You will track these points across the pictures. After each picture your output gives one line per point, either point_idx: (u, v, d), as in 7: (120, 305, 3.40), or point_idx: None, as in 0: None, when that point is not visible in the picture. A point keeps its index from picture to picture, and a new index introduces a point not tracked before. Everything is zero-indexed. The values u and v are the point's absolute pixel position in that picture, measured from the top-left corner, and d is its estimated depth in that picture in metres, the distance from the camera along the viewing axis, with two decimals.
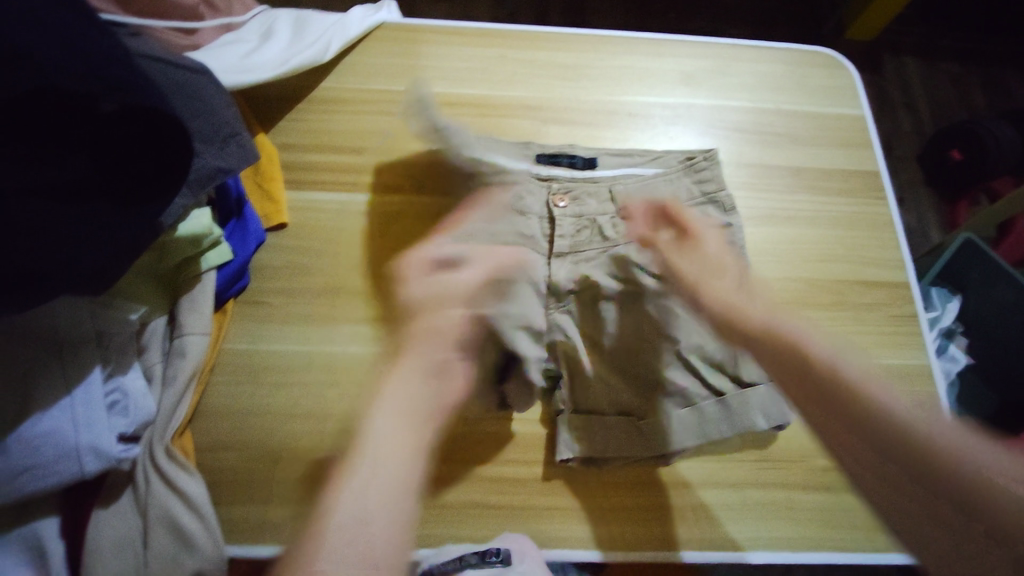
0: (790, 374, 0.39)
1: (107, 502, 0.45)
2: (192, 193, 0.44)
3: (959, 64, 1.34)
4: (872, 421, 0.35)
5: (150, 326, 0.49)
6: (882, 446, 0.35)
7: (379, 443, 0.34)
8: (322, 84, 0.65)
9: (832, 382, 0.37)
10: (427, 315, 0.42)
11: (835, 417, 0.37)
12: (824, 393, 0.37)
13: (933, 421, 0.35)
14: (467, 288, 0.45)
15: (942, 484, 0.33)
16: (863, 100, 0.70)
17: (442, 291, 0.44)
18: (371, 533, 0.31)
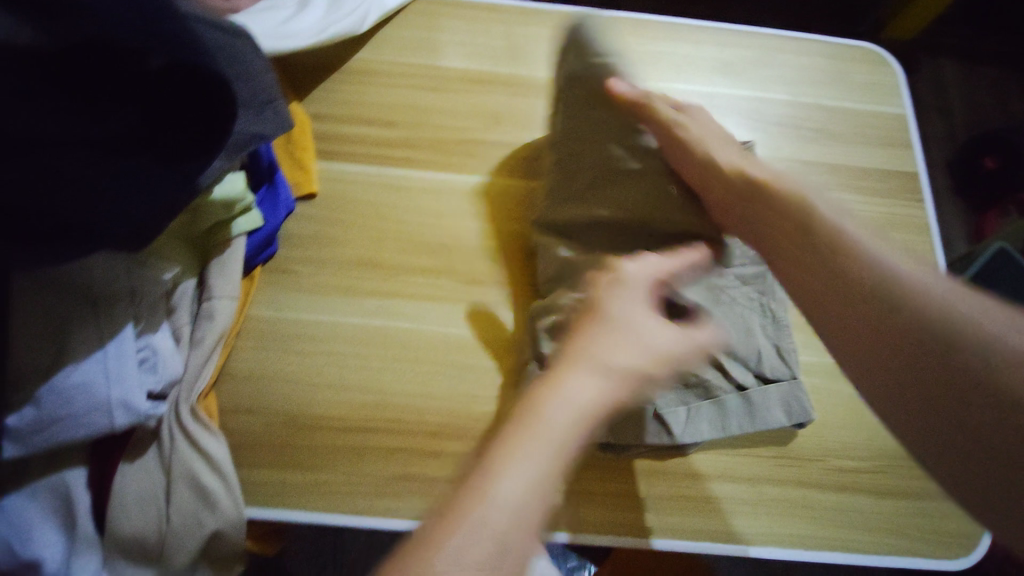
0: (780, 242, 0.44)
1: (132, 457, 0.46)
2: (228, 156, 0.44)
3: (999, 70, 1.31)
4: (862, 279, 0.39)
5: (180, 287, 0.49)
6: (870, 304, 0.39)
7: (525, 468, 0.32)
8: (355, 55, 0.64)
9: (826, 246, 0.42)
10: (602, 336, 0.37)
11: (833, 286, 0.40)
12: (824, 264, 0.41)
13: (932, 286, 0.38)
14: (657, 327, 0.39)
15: (926, 329, 0.36)
16: (905, 99, 0.68)
17: (634, 314, 0.39)
18: (491, 550, 0.30)
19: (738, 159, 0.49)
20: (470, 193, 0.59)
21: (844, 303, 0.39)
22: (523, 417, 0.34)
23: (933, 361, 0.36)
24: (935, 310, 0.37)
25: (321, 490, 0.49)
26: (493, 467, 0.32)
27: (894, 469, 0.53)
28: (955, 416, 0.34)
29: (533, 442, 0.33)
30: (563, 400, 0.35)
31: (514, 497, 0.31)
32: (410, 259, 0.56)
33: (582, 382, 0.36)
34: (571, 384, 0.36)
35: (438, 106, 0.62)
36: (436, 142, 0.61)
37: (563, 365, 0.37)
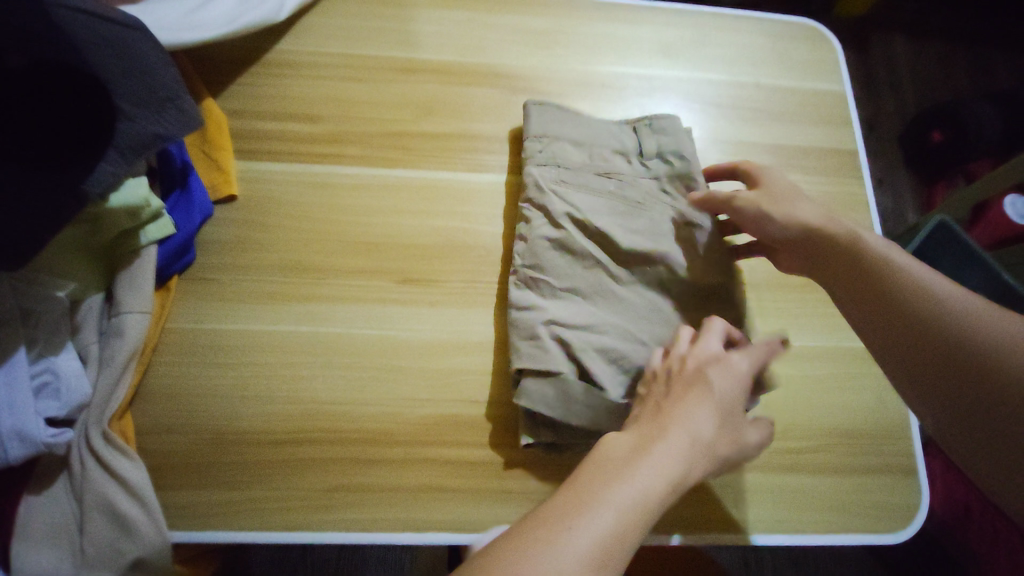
0: (831, 274, 0.46)
1: (39, 488, 0.43)
2: (125, 160, 0.40)
3: (944, 43, 1.32)
4: (903, 305, 0.41)
5: (85, 302, 0.46)
6: (888, 303, 0.42)
7: (619, 515, 0.34)
8: (274, 45, 0.60)
9: (852, 253, 0.44)
10: (704, 415, 0.40)
11: (885, 321, 0.42)
12: (880, 301, 0.42)
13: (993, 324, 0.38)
14: (745, 426, 0.42)
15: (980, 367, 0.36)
16: (844, 75, 0.68)
17: (730, 407, 0.42)
18: None
19: (798, 203, 0.49)
20: (403, 188, 0.57)
21: (895, 336, 0.41)
22: (623, 464, 0.37)
23: (939, 357, 0.38)
24: (989, 344, 0.37)
25: (251, 508, 0.46)
26: (589, 500, 0.34)
27: (840, 447, 0.54)
28: (958, 405, 0.37)
29: (629, 493, 0.35)
30: (664, 468, 0.37)
31: (599, 536, 0.33)
32: (342, 261, 0.54)
33: (679, 444, 0.38)
34: (669, 443, 0.38)
35: (366, 98, 0.59)
36: (367, 136, 0.58)
37: (664, 427, 0.39)
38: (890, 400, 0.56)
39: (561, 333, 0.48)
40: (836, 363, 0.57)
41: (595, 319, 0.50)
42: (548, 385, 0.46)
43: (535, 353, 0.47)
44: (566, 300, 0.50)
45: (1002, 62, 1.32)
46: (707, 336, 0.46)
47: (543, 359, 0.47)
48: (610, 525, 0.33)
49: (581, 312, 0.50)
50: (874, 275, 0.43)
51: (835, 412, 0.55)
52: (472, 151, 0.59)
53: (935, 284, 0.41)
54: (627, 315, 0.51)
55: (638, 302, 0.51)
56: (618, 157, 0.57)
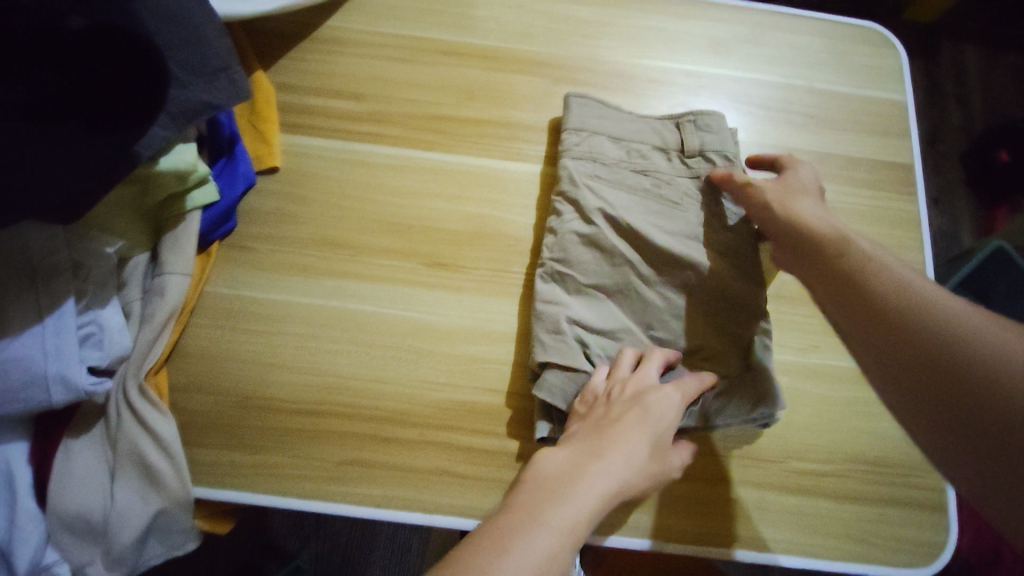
0: (814, 272, 0.42)
1: (77, 433, 0.45)
2: (175, 124, 0.42)
3: (1022, 58, 1.24)
4: (882, 305, 0.36)
5: (132, 260, 0.48)
6: (865, 303, 0.37)
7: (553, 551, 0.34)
8: (325, 22, 0.61)
9: (839, 254, 0.41)
10: (638, 449, 0.41)
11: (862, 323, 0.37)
12: (856, 301, 0.38)
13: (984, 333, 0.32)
14: (675, 452, 0.43)
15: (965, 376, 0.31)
16: (908, 85, 0.64)
17: (662, 436, 0.43)
18: None
19: (809, 205, 0.47)
20: (440, 172, 0.57)
21: (872, 340, 0.36)
22: (556, 498, 0.37)
23: (916, 364, 0.33)
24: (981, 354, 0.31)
25: (270, 473, 0.48)
26: (523, 536, 0.34)
27: (863, 473, 0.52)
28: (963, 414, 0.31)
29: (563, 529, 0.35)
30: (597, 502, 0.37)
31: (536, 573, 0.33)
32: (375, 240, 0.54)
33: (614, 476, 0.39)
34: (605, 475, 0.39)
35: (411, 79, 0.60)
36: (406, 119, 0.58)
37: (599, 460, 0.40)
38: None
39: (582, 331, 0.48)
40: (868, 386, 0.54)
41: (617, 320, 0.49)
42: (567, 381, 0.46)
43: (556, 347, 0.47)
44: (592, 297, 0.50)
45: None
46: (651, 361, 0.46)
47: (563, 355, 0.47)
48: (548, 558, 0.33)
49: (605, 311, 0.50)
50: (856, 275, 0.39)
51: (862, 436, 0.53)
52: (510, 139, 0.59)
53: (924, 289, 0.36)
54: (650, 318, 0.50)
55: (663, 304, 0.50)
56: (656, 155, 0.56)
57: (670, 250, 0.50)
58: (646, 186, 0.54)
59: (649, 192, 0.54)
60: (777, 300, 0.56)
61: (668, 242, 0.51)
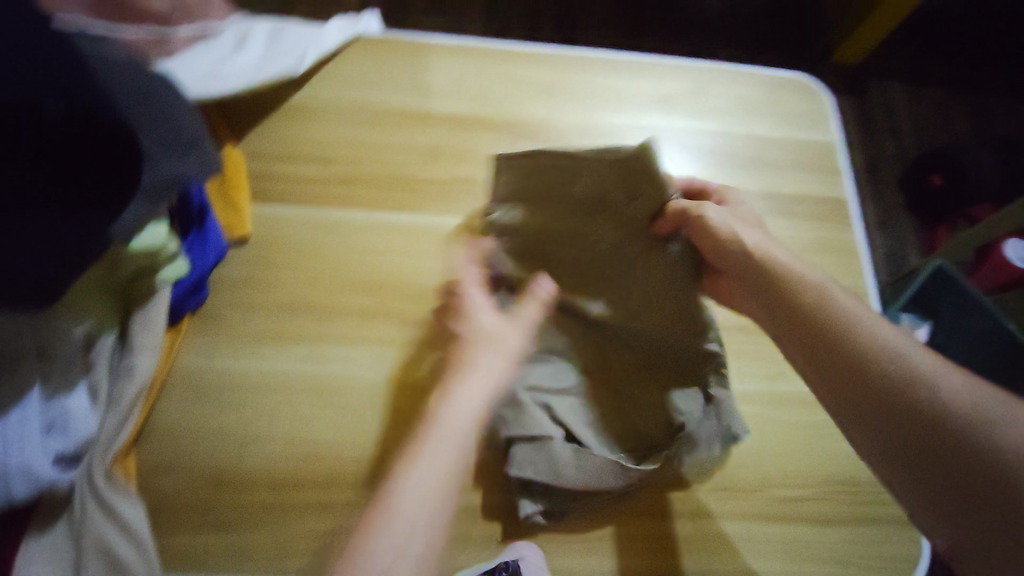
0: (792, 323, 0.43)
1: (40, 527, 0.43)
2: (148, 200, 0.42)
3: (941, 90, 1.36)
4: (870, 367, 0.39)
5: (99, 342, 0.47)
6: (854, 366, 0.39)
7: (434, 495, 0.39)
8: (293, 95, 0.63)
9: (817, 307, 0.43)
10: (474, 357, 0.46)
11: (852, 382, 0.39)
12: (844, 362, 0.40)
13: (957, 397, 0.37)
14: (510, 328, 0.49)
15: (955, 446, 0.35)
16: (838, 126, 0.70)
17: (487, 333, 0.48)
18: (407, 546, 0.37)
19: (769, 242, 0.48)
20: (410, 230, 0.59)
21: (864, 399, 0.39)
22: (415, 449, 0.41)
23: (909, 429, 0.37)
24: (965, 423, 0.35)
25: (247, 550, 0.46)
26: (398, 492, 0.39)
27: (843, 496, 0.53)
28: (964, 483, 0.34)
29: (431, 459, 0.40)
30: (448, 423, 0.42)
31: (424, 509, 0.38)
32: (348, 300, 0.55)
33: (460, 400, 0.44)
34: (452, 403, 0.44)
35: (377, 143, 0.62)
36: (374, 181, 0.60)
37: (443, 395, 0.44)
38: None
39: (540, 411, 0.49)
40: None
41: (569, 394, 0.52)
42: (538, 453, 0.47)
43: (519, 424, 0.48)
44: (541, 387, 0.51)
45: (998, 109, 1.35)
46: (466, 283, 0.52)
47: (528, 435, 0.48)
48: (421, 491, 0.39)
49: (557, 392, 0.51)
50: (837, 332, 0.41)
51: (837, 458, 0.54)
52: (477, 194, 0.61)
53: (896, 347, 0.40)
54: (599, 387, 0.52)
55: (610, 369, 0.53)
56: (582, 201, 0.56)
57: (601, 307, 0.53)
58: None
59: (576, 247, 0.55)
60: (741, 331, 0.58)
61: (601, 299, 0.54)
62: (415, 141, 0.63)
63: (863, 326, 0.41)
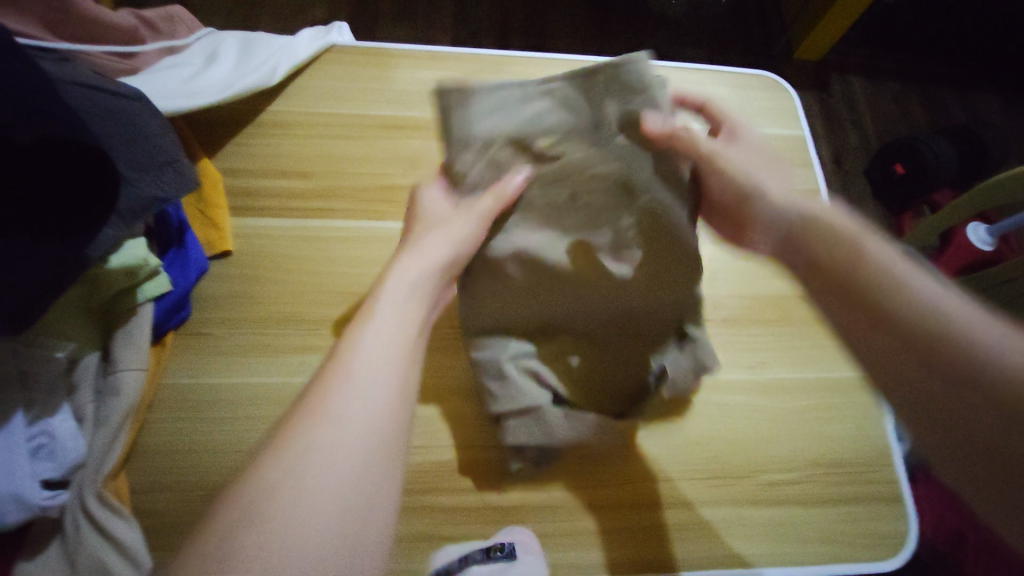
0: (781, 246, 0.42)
1: (33, 552, 0.43)
2: (125, 223, 0.42)
3: (899, 83, 1.41)
4: (849, 273, 0.36)
5: (82, 362, 0.47)
6: (834, 272, 0.37)
7: (373, 395, 0.34)
8: (269, 108, 0.64)
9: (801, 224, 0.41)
10: (424, 251, 0.43)
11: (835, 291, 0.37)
12: (829, 273, 0.38)
13: (943, 300, 0.33)
14: (464, 221, 0.44)
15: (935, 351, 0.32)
16: (803, 122, 0.73)
17: (439, 226, 0.44)
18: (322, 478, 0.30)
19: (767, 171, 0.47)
20: (393, 239, 0.59)
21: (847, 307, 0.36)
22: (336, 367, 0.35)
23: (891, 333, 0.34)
24: (951, 327, 0.32)
25: None
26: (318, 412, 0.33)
27: (826, 477, 0.55)
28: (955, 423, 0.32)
29: (355, 371, 0.34)
30: (382, 329, 0.37)
31: (359, 421, 0.32)
32: (334, 312, 0.55)
33: (392, 301, 0.39)
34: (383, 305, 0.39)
35: (357, 155, 0.62)
36: (356, 192, 0.61)
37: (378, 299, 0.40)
38: (871, 427, 0.57)
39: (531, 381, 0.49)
40: (816, 393, 0.58)
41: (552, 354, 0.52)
42: (534, 427, 0.48)
43: (509, 397, 0.48)
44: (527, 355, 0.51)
45: (953, 98, 1.41)
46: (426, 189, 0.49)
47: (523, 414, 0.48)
48: (344, 411, 0.32)
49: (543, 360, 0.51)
50: (822, 244, 0.38)
51: (818, 441, 0.56)
52: None
53: (885, 250, 0.36)
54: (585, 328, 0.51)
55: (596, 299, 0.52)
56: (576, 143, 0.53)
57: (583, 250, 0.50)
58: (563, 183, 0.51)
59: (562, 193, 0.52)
60: (720, 324, 0.60)
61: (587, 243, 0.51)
62: (395, 151, 0.63)
63: (847, 231, 0.38)
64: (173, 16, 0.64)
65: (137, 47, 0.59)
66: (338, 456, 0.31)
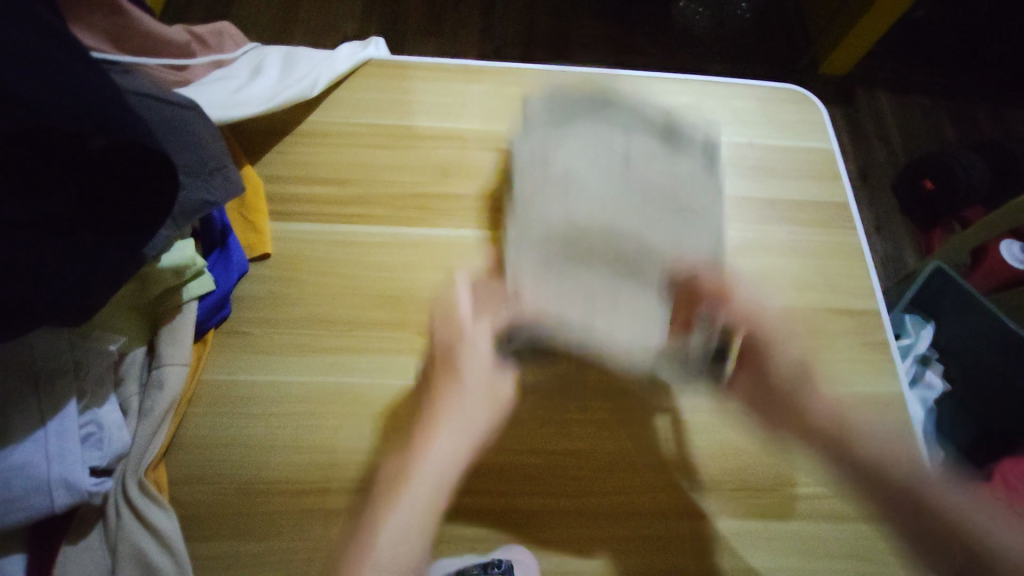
0: None
1: (77, 538, 0.45)
2: (176, 225, 0.46)
3: (927, 98, 1.40)
4: None
5: (130, 356, 0.49)
6: None
7: (438, 474, 0.41)
8: (307, 118, 0.66)
9: None
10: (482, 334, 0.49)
11: None
12: None
13: None
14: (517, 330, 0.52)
15: None
16: (831, 135, 0.73)
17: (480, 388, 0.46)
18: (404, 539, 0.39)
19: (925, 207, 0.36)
20: (425, 245, 0.61)
21: None
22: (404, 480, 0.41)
23: None
24: None
25: (276, 560, 0.47)
26: (408, 474, 0.41)
27: (856, 491, 0.54)
28: None
29: (425, 477, 0.41)
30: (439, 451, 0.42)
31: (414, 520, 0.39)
32: (366, 313, 0.57)
33: (449, 443, 0.42)
34: (438, 445, 0.42)
35: (390, 163, 0.64)
36: (389, 198, 0.63)
37: (430, 433, 0.43)
38: (900, 442, 0.57)
39: (555, 270, 0.53)
40: (845, 406, 0.58)
41: (589, 150, 0.58)
42: (540, 265, 0.53)
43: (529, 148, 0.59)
44: (551, 316, 0.52)
45: (985, 113, 1.38)
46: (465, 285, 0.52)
47: (540, 274, 0.53)
48: (410, 510, 0.39)
49: (563, 306, 0.52)
50: None
51: None
52: (488, 207, 0.63)
53: None
54: (619, 288, 0.53)
55: (634, 298, 0.53)
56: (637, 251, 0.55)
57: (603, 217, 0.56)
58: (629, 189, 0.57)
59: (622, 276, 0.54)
60: None
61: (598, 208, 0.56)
62: (426, 160, 0.65)
63: None
64: (222, 31, 0.68)
65: (187, 60, 0.63)
66: (409, 525, 0.39)
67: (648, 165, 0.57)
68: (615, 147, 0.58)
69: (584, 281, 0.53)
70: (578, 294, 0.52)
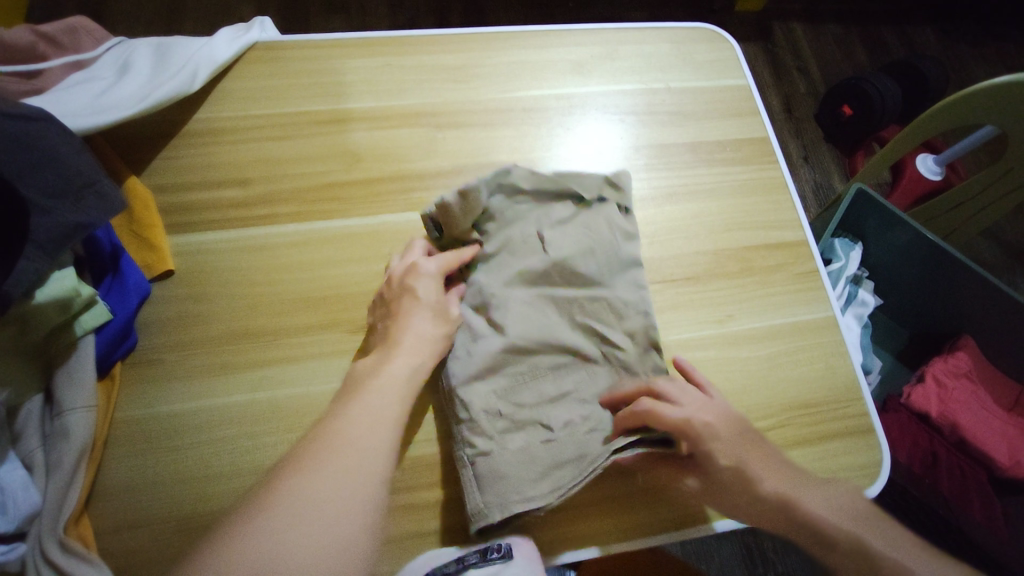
0: None
1: None
2: (48, 253, 0.40)
3: (839, 24, 1.42)
4: None
5: (25, 407, 0.44)
6: None
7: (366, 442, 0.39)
8: (194, 115, 0.60)
9: None
10: (424, 289, 0.51)
11: None
12: None
13: None
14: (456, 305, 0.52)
15: None
16: (746, 70, 0.72)
17: (410, 347, 0.47)
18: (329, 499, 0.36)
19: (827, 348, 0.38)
20: (345, 239, 0.57)
21: None
22: (324, 449, 0.38)
23: None
24: None
25: None
26: (323, 455, 0.38)
27: (805, 418, 0.56)
28: None
29: (337, 455, 0.38)
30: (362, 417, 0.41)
31: (336, 490, 0.36)
32: (293, 319, 0.53)
33: (365, 416, 0.41)
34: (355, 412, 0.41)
35: (293, 154, 0.60)
36: (299, 193, 0.58)
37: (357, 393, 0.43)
38: (839, 363, 0.59)
39: (495, 360, 0.50)
40: (786, 337, 0.59)
41: (507, 236, 0.54)
42: (476, 355, 0.49)
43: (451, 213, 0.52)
44: (505, 419, 0.48)
45: (892, 33, 1.43)
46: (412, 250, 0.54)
47: (480, 368, 0.49)
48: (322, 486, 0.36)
49: (521, 446, 0.47)
50: None
51: (792, 384, 0.57)
52: (408, 190, 0.60)
53: None
54: (567, 384, 0.50)
55: (583, 383, 0.51)
56: (566, 276, 0.53)
57: (526, 253, 0.53)
58: (546, 220, 0.55)
59: (567, 308, 0.52)
60: (687, 282, 0.60)
61: (521, 242, 0.54)
62: (334, 146, 0.61)
63: None
64: (75, 28, 0.59)
65: (39, 65, 0.55)
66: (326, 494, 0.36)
67: (568, 240, 0.54)
68: (533, 232, 0.54)
69: (523, 352, 0.50)
70: (534, 414, 0.49)
